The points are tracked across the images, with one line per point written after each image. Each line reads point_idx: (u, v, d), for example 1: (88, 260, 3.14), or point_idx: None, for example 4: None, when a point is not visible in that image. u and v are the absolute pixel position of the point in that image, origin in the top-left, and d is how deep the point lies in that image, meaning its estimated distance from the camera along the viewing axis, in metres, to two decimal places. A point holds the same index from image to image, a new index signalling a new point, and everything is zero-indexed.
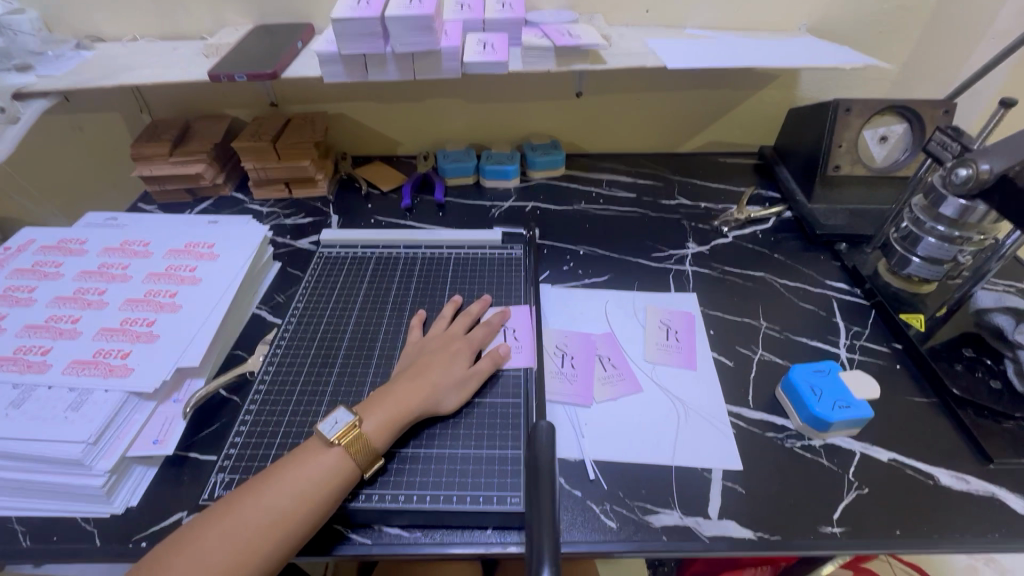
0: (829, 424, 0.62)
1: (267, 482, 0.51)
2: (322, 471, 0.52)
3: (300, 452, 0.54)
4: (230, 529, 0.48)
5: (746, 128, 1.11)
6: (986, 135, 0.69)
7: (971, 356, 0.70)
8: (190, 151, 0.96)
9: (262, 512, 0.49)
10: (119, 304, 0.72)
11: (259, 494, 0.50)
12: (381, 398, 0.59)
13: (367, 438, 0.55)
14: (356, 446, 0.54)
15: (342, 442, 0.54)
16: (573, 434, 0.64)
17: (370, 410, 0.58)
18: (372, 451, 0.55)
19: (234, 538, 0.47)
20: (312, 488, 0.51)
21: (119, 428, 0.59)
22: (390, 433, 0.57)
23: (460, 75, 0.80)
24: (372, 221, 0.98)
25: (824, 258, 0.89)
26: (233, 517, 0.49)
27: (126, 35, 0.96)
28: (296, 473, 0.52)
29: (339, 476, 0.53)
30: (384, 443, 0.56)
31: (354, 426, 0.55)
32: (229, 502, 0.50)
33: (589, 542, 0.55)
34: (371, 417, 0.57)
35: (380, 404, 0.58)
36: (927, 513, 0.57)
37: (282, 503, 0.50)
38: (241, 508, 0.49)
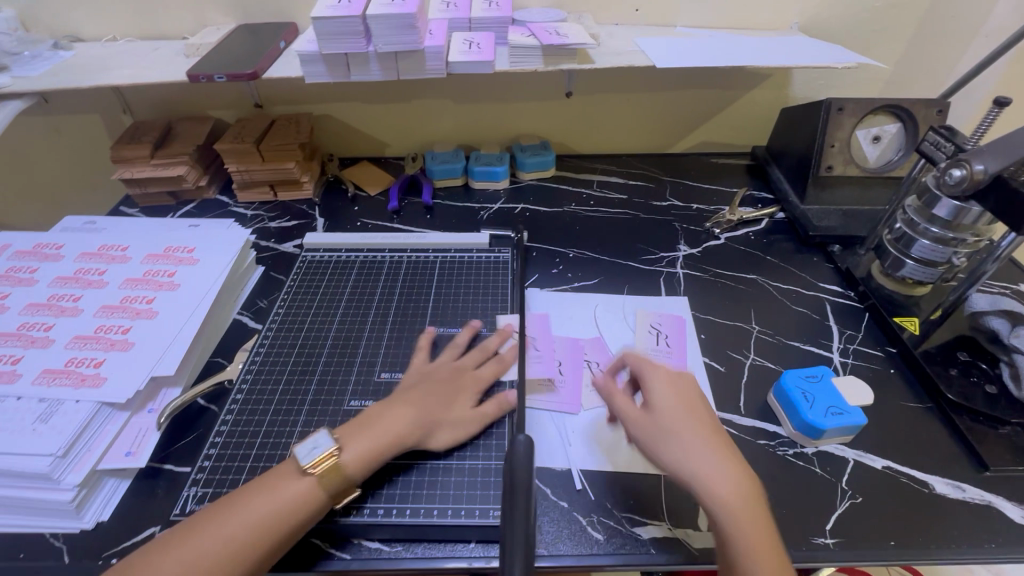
0: (822, 431, 0.60)
1: (232, 506, 0.49)
2: (287, 503, 0.50)
3: (269, 476, 0.51)
4: (185, 557, 0.46)
5: (738, 128, 1.10)
6: (980, 135, 0.68)
7: (966, 360, 0.69)
8: (171, 153, 0.94)
9: (221, 539, 0.47)
10: (94, 311, 0.70)
11: (220, 519, 0.48)
12: (367, 425, 0.56)
13: (343, 468, 0.52)
14: (330, 476, 0.52)
15: (316, 471, 0.51)
16: (561, 443, 0.62)
17: (352, 437, 0.54)
18: (345, 482, 0.52)
19: (188, 565, 0.45)
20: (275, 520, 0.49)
21: (90, 440, 0.57)
22: (370, 465, 0.54)
23: (444, 75, 0.79)
24: (358, 224, 0.96)
25: (817, 260, 0.88)
26: (189, 540, 0.47)
27: (106, 35, 0.94)
28: (264, 500, 0.49)
29: (308, 504, 0.50)
30: (359, 475, 0.53)
31: (332, 454, 0.52)
32: (187, 526, 0.48)
33: (576, 555, 0.53)
34: (353, 445, 0.54)
35: (364, 430, 0.55)
36: (922, 523, 0.56)
37: (243, 530, 0.47)
38: (197, 535, 0.47)
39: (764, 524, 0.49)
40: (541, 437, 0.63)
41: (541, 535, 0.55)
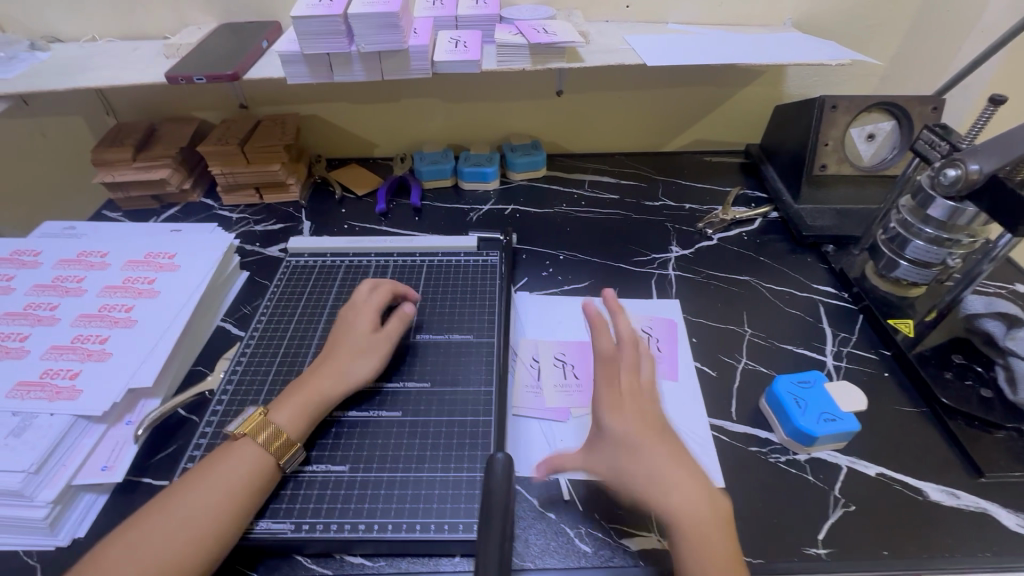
0: (814, 438, 0.59)
1: (196, 478, 0.51)
2: (251, 466, 0.52)
3: (213, 456, 0.53)
4: (131, 541, 0.46)
5: (732, 126, 1.08)
6: (974, 134, 0.66)
7: (961, 363, 0.68)
8: (154, 156, 0.92)
9: (169, 517, 0.47)
10: (71, 320, 0.68)
11: (185, 492, 0.49)
12: (294, 389, 0.58)
13: (280, 429, 0.54)
14: (269, 437, 0.54)
15: (246, 432, 0.54)
16: (547, 451, 0.61)
17: (280, 403, 0.57)
18: (288, 441, 0.54)
19: (136, 547, 0.46)
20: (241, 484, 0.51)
21: (65, 455, 0.56)
22: (306, 421, 0.56)
23: (430, 75, 0.77)
24: (345, 227, 0.94)
25: (810, 260, 0.87)
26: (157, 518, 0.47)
27: (85, 35, 0.92)
28: (226, 467, 0.51)
29: (254, 473, 0.52)
30: (301, 432, 0.56)
31: (259, 414, 0.55)
32: (153, 505, 0.49)
33: (563, 569, 0.52)
34: (281, 409, 0.56)
35: (290, 395, 0.58)
36: (916, 532, 0.55)
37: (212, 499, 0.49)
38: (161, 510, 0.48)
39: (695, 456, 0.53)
40: (528, 445, 0.62)
41: (527, 548, 0.53)
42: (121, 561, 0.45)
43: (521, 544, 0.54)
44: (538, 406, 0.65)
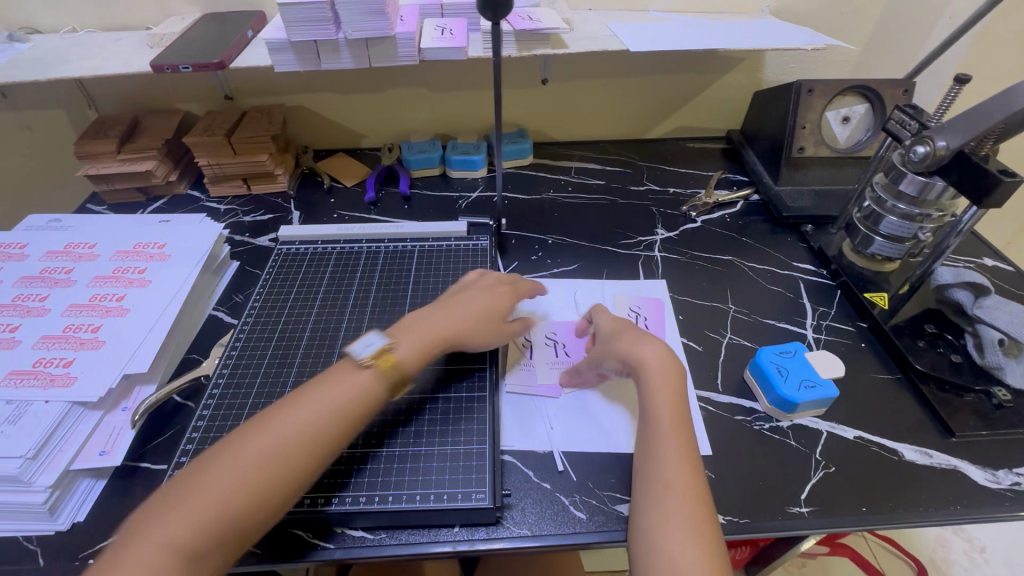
0: (796, 405, 0.62)
1: (266, 422, 0.49)
2: (329, 404, 0.51)
3: (326, 376, 0.53)
4: (231, 466, 0.46)
5: (713, 112, 1.11)
6: (942, 112, 0.69)
7: (933, 332, 0.71)
8: (138, 147, 0.91)
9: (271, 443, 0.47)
10: (62, 310, 0.68)
11: (253, 438, 0.48)
12: (412, 327, 0.60)
13: (400, 362, 0.55)
14: (391, 370, 0.55)
15: (377, 363, 0.54)
16: (542, 421, 0.63)
17: (403, 336, 0.58)
18: (405, 376, 0.56)
19: (236, 472, 0.46)
20: (317, 425, 0.49)
21: (62, 439, 0.56)
22: (422, 359, 0.58)
23: (417, 62, 0.78)
24: (334, 216, 0.95)
25: (791, 240, 0.90)
26: (223, 465, 0.46)
27: (64, 26, 0.91)
28: (302, 410, 0.50)
29: (366, 394, 0.53)
30: (417, 368, 0.57)
31: (387, 347, 0.56)
32: (220, 449, 0.48)
33: (559, 535, 0.54)
34: (405, 341, 0.57)
35: (413, 330, 0.59)
36: (892, 489, 0.58)
37: (281, 438, 0.48)
38: (257, 432, 0.48)
39: (671, 389, 0.56)
40: (521, 419, 0.64)
41: (523, 516, 0.55)
42: (220, 480, 0.45)
43: (517, 512, 0.55)
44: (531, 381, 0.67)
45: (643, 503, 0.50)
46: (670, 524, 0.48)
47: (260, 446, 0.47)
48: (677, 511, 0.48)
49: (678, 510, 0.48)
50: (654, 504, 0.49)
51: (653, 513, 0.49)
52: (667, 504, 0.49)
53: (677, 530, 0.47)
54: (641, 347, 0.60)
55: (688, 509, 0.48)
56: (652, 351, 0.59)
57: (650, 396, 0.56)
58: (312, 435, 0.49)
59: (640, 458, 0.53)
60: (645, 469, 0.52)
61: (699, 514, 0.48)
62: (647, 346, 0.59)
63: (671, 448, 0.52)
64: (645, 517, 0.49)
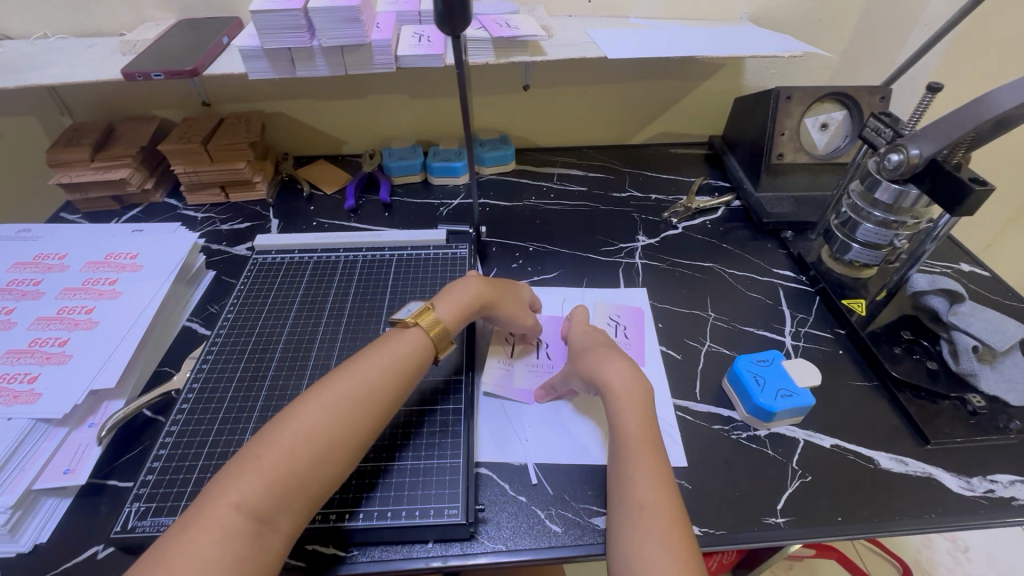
0: (773, 414, 0.62)
1: (325, 388, 0.51)
2: (388, 368, 0.54)
3: (380, 342, 0.57)
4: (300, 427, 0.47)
5: (695, 118, 1.11)
6: (916, 121, 0.70)
7: (909, 338, 0.72)
8: (113, 155, 0.90)
9: (334, 405, 0.49)
10: (28, 323, 0.67)
11: (314, 405, 0.49)
12: (443, 296, 0.65)
13: (443, 322, 0.61)
14: (436, 326, 0.60)
15: (418, 321, 0.59)
16: (517, 436, 0.62)
17: (440, 302, 0.64)
18: (448, 334, 0.61)
19: (306, 434, 0.47)
20: (376, 388, 0.52)
21: (24, 459, 0.55)
22: (461, 319, 0.64)
23: (394, 70, 0.77)
24: (314, 224, 0.93)
25: (771, 246, 0.90)
26: (289, 430, 0.47)
27: (35, 32, 0.89)
28: (353, 374, 0.52)
29: (419, 354, 0.57)
30: (456, 327, 0.62)
31: (427, 307, 0.62)
32: (280, 417, 0.48)
33: (534, 549, 0.53)
34: (442, 306, 0.63)
35: (447, 295, 0.65)
36: (868, 498, 0.58)
37: (343, 403, 0.50)
38: (314, 397, 0.50)
39: (641, 407, 0.56)
40: (496, 431, 0.63)
41: (498, 530, 0.54)
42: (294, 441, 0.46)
43: (492, 526, 0.55)
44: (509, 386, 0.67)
45: (619, 525, 0.49)
46: (645, 544, 0.47)
47: (323, 410, 0.49)
48: (655, 529, 0.47)
49: (653, 530, 0.47)
50: (630, 525, 0.48)
51: (630, 534, 0.48)
52: (642, 523, 0.48)
53: (652, 549, 0.46)
54: (602, 365, 0.60)
55: (667, 528, 0.47)
56: (615, 371, 0.59)
57: (616, 417, 0.56)
58: (371, 398, 0.51)
59: (613, 479, 0.52)
60: (620, 491, 0.51)
61: (677, 532, 0.47)
62: (610, 368, 0.59)
63: (642, 467, 0.52)
64: (621, 540, 0.48)
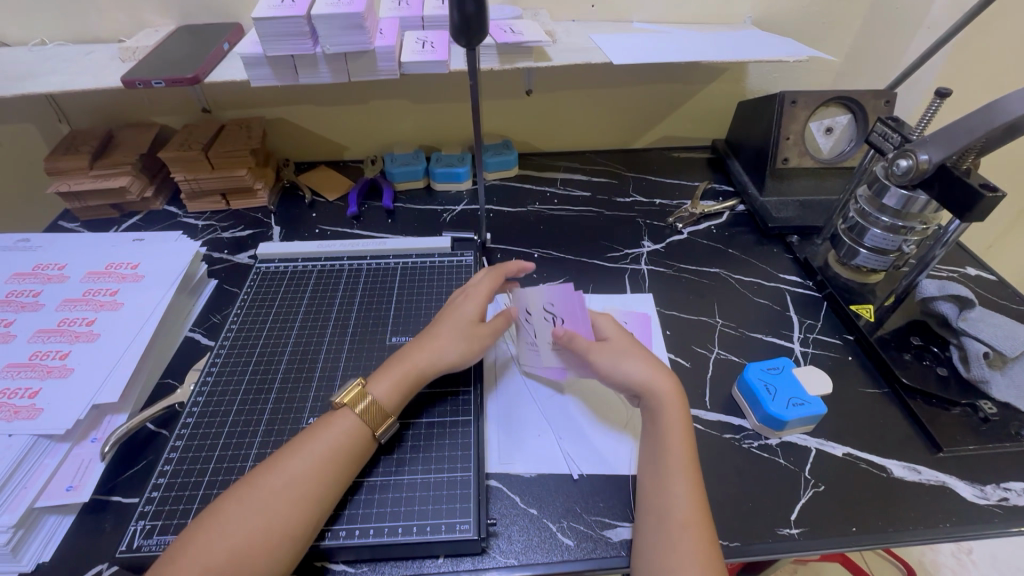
0: (784, 422, 0.61)
1: (250, 486, 0.49)
2: (322, 458, 0.51)
3: (322, 425, 0.54)
4: (227, 531, 0.46)
5: (698, 122, 1.11)
6: (923, 126, 0.69)
7: (919, 344, 0.72)
8: (112, 163, 0.89)
9: (266, 503, 0.47)
10: (28, 336, 0.66)
11: (237, 504, 0.48)
12: (389, 364, 0.60)
13: (378, 402, 0.56)
14: (367, 408, 0.55)
15: (347, 402, 0.55)
16: (548, 440, 0.62)
17: (379, 376, 0.58)
18: (383, 414, 0.56)
19: (230, 539, 0.45)
20: (307, 481, 0.49)
21: (26, 476, 0.54)
22: (401, 396, 0.58)
23: (398, 76, 0.76)
24: (316, 231, 0.93)
25: (777, 251, 0.89)
26: (210, 532, 0.46)
27: (32, 39, 0.88)
28: (292, 467, 0.50)
29: (357, 440, 0.53)
30: (396, 405, 0.57)
31: (358, 385, 0.57)
32: (205, 516, 0.47)
33: (546, 563, 0.52)
34: (379, 381, 0.58)
35: (388, 367, 0.59)
36: (882, 507, 0.57)
37: (269, 504, 0.47)
38: (245, 494, 0.48)
39: (684, 422, 0.56)
40: (506, 438, 0.62)
41: (510, 544, 0.54)
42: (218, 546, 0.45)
43: (503, 540, 0.54)
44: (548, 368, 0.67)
45: (654, 536, 0.50)
46: (680, 562, 0.47)
47: (245, 512, 0.47)
48: (687, 546, 0.48)
49: (684, 545, 0.48)
50: (665, 540, 0.49)
51: (664, 548, 0.49)
52: (674, 539, 0.49)
53: (686, 565, 0.47)
54: (626, 364, 0.60)
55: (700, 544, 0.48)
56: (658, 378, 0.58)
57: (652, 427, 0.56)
58: (303, 491, 0.49)
59: (648, 490, 0.53)
60: (654, 502, 0.52)
61: (705, 550, 0.48)
62: (625, 368, 0.59)
63: (683, 482, 0.52)
64: (653, 549, 0.49)
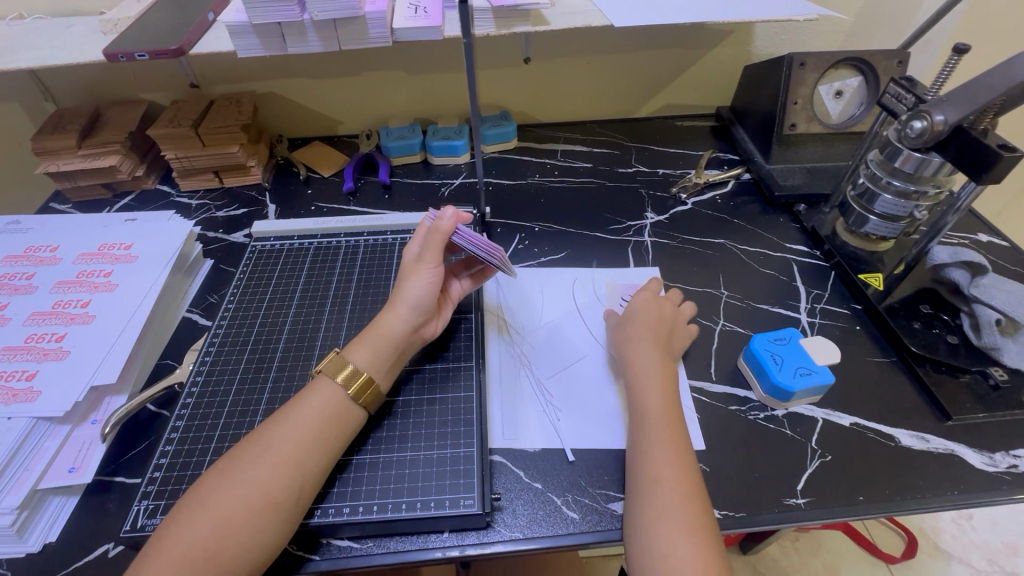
0: (791, 393, 0.60)
1: (230, 461, 0.48)
2: (303, 426, 0.50)
3: (300, 397, 0.53)
4: (211, 503, 0.45)
5: (702, 88, 1.07)
6: (939, 85, 0.66)
7: (928, 313, 0.70)
8: (101, 142, 0.86)
9: (250, 479, 0.46)
10: (23, 318, 0.65)
11: (217, 478, 0.47)
12: (364, 333, 0.59)
13: (358, 370, 0.55)
14: (348, 376, 0.54)
15: (326, 369, 0.55)
16: (530, 382, 0.65)
17: (356, 344, 0.57)
18: (363, 378, 0.55)
19: (213, 513, 0.45)
20: (289, 449, 0.49)
21: (28, 458, 0.54)
22: (379, 360, 0.57)
23: (390, 43, 0.73)
24: (312, 208, 0.91)
25: (783, 221, 0.87)
26: (193, 508, 0.45)
27: (11, 12, 0.85)
28: (275, 436, 0.49)
29: (327, 407, 0.52)
30: (376, 372, 0.56)
31: (335, 353, 0.56)
32: (190, 493, 0.47)
33: (552, 536, 0.52)
34: (356, 350, 0.57)
35: (364, 336, 0.58)
36: (889, 476, 0.57)
37: (250, 474, 0.47)
38: (228, 467, 0.48)
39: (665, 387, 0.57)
40: (509, 416, 0.61)
41: (515, 518, 0.54)
42: (200, 521, 0.44)
43: (508, 514, 0.54)
44: (465, 235, 0.60)
45: (653, 503, 0.49)
46: (678, 527, 0.47)
47: (223, 483, 0.46)
48: (674, 507, 0.48)
49: (672, 506, 0.48)
50: (650, 503, 0.49)
51: (647, 512, 0.49)
52: (661, 497, 0.49)
53: (678, 528, 0.47)
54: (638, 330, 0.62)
55: (686, 509, 0.48)
56: (649, 355, 0.59)
57: (647, 400, 0.56)
58: (284, 459, 0.48)
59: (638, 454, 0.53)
60: (642, 465, 0.52)
61: (697, 510, 0.48)
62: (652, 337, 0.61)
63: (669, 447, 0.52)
64: (639, 515, 0.49)
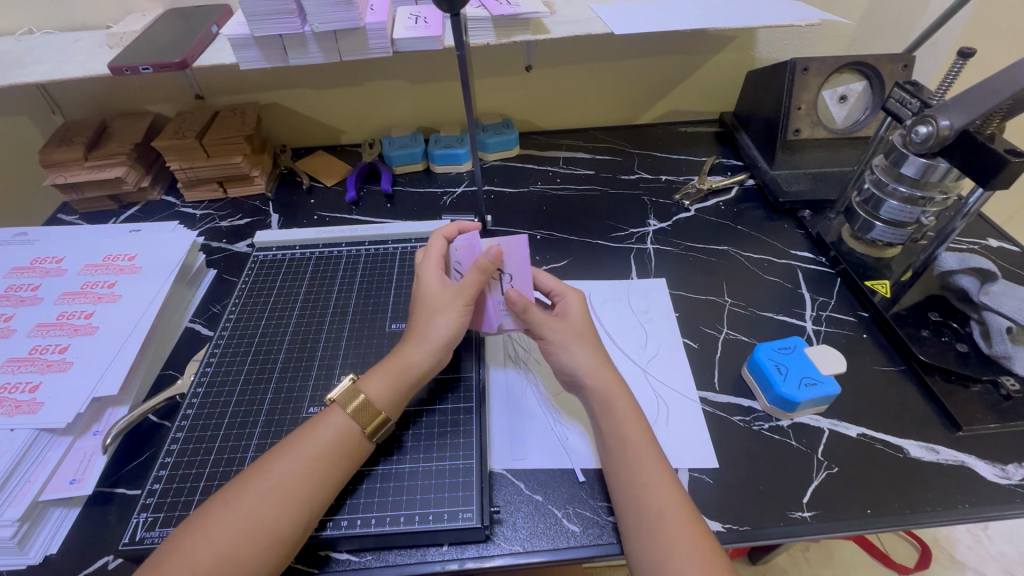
0: (796, 403, 0.59)
1: (235, 491, 0.48)
2: (309, 459, 0.50)
3: (308, 428, 0.52)
4: (213, 533, 0.45)
5: (704, 94, 1.07)
6: (944, 90, 0.65)
7: (937, 320, 0.69)
8: (106, 154, 0.87)
9: (257, 513, 0.46)
10: (27, 330, 0.66)
11: (220, 508, 0.47)
12: (381, 362, 0.58)
13: (371, 401, 0.54)
14: (359, 407, 0.53)
15: (338, 399, 0.54)
16: (530, 400, 0.64)
17: (371, 372, 0.57)
18: (375, 411, 0.54)
19: (216, 545, 0.44)
20: (296, 484, 0.48)
21: (29, 470, 0.55)
22: (395, 394, 0.55)
23: (390, 53, 0.74)
24: (315, 218, 0.91)
25: (788, 227, 0.86)
26: (195, 539, 0.45)
27: (19, 27, 0.86)
28: (281, 469, 0.49)
29: (335, 439, 0.51)
30: (388, 403, 0.55)
31: (351, 381, 0.55)
32: (189, 523, 0.46)
33: (552, 549, 0.51)
34: (371, 379, 0.56)
35: (380, 366, 0.57)
36: (897, 488, 0.55)
37: (255, 507, 0.46)
38: (232, 499, 0.47)
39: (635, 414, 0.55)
40: (508, 431, 0.61)
41: (515, 531, 0.53)
42: (202, 552, 0.44)
43: (508, 527, 0.53)
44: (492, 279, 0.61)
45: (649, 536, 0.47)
46: (677, 556, 0.45)
47: (227, 513, 0.46)
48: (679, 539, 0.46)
49: (674, 537, 0.46)
50: (654, 538, 0.47)
51: (648, 546, 0.47)
52: (661, 531, 0.47)
53: (680, 549, 0.46)
54: (573, 351, 0.59)
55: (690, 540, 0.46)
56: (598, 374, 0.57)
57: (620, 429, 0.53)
58: (290, 493, 0.48)
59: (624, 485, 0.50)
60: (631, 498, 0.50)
61: (700, 538, 0.46)
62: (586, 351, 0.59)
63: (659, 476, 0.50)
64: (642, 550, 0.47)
